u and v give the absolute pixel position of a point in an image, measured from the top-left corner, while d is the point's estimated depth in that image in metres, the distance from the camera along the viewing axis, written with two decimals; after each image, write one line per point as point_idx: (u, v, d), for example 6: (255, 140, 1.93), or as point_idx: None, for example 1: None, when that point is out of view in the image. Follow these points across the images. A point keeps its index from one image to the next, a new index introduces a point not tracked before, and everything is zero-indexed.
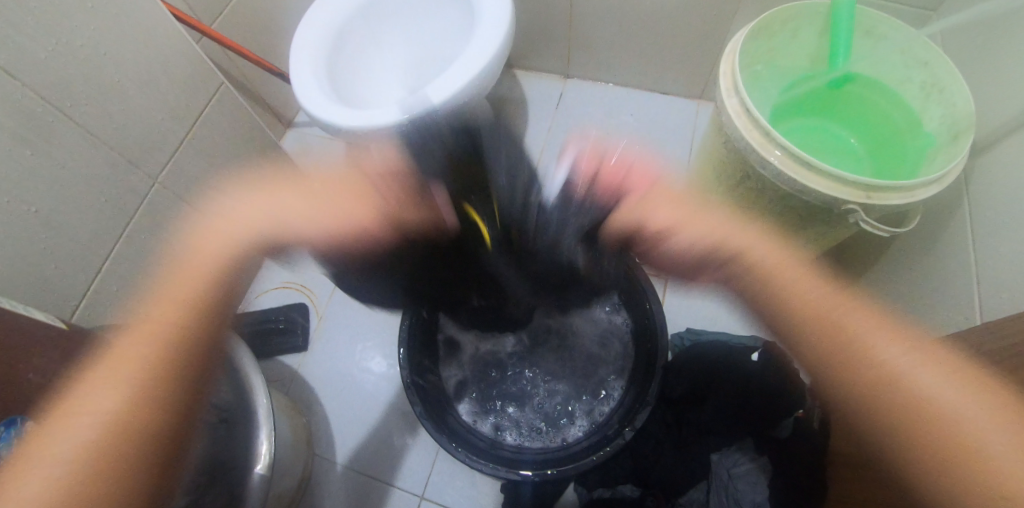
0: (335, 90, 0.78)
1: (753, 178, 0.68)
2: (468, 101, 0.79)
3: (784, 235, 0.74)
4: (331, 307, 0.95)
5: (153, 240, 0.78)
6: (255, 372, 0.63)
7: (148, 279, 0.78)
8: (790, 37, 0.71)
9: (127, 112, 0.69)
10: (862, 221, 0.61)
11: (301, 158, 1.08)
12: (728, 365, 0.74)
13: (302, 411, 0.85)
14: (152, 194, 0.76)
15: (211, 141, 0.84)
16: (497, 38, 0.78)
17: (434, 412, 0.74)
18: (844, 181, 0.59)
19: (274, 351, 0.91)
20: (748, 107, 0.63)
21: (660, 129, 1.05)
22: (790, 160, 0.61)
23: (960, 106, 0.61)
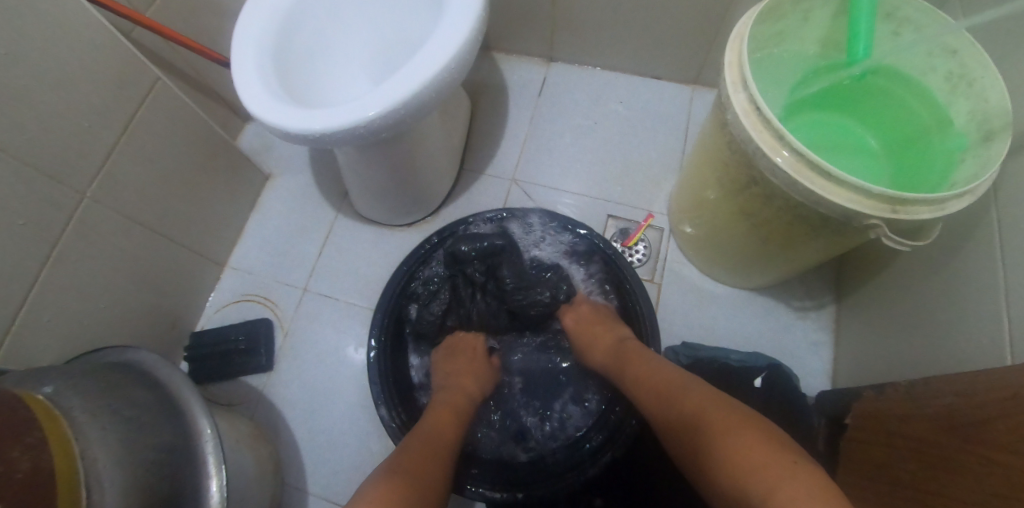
0: (285, 85, 0.68)
1: (760, 184, 0.61)
2: (439, 96, 0.70)
3: (790, 241, 0.67)
4: (297, 320, 0.88)
5: (92, 260, 0.69)
6: (199, 406, 0.57)
7: (86, 305, 0.69)
8: (801, 20, 0.63)
9: (43, 121, 0.60)
10: (884, 237, 0.54)
11: (261, 155, 0.98)
12: (729, 390, 0.68)
13: (267, 438, 0.79)
14: (81, 210, 0.67)
15: (151, 146, 0.74)
16: (469, 24, 0.69)
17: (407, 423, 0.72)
18: (866, 193, 0.52)
19: (236, 372, 0.83)
20: (758, 104, 0.55)
21: (652, 117, 0.96)
22: (804, 167, 0.53)
23: (994, 101, 0.54)
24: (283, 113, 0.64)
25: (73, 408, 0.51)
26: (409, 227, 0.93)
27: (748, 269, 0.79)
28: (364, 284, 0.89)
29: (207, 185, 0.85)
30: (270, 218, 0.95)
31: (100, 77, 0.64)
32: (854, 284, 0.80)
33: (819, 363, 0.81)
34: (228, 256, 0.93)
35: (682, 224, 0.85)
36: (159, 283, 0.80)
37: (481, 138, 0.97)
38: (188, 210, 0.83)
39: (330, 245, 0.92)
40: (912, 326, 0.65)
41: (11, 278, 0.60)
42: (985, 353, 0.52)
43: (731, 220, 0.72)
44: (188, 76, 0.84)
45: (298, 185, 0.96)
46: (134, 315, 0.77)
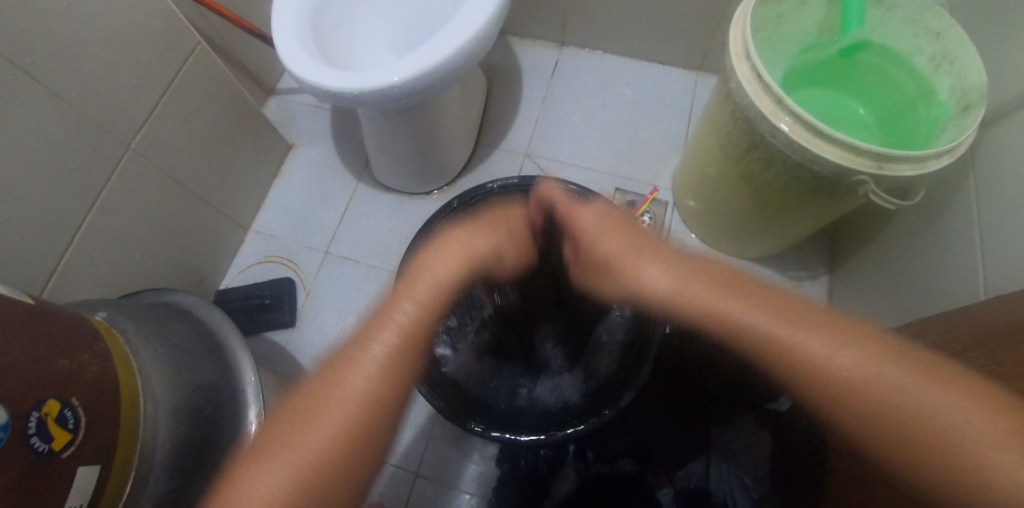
0: (320, 51, 0.72)
1: (760, 148, 0.66)
2: (464, 66, 0.74)
3: (788, 206, 0.72)
4: (318, 282, 0.92)
5: (132, 212, 0.73)
6: (240, 349, 0.63)
7: (123, 253, 0.73)
8: (801, 2, 0.68)
9: (95, 73, 0.64)
10: (873, 193, 0.59)
11: (284, 127, 1.03)
12: None
13: (290, 390, 0.82)
14: (125, 161, 0.71)
15: (188, 107, 0.78)
16: (494, 3, 0.75)
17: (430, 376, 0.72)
18: (858, 151, 0.57)
19: (260, 328, 0.87)
20: (761, 73, 0.60)
21: (659, 100, 1.02)
22: (801, 128, 0.59)
23: (972, 77, 0.59)
24: (320, 74, 0.68)
25: (127, 332, 0.55)
26: (427, 197, 0.97)
27: (747, 239, 0.84)
28: (382, 249, 0.94)
29: (235, 150, 0.89)
30: (292, 186, 0.99)
31: (150, 38, 0.69)
32: (846, 254, 0.85)
33: None
34: (252, 220, 0.97)
35: (685, 198, 0.90)
36: (190, 241, 0.84)
37: (495, 115, 1.02)
38: (217, 172, 0.87)
39: (350, 212, 0.96)
40: (899, 284, 0.70)
41: (61, 219, 0.64)
42: (964, 298, 0.58)
43: (733, 188, 0.77)
44: (221, 45, 0.89)
45: (320, 156, 1.01)
46: (164, 269, 0.81)
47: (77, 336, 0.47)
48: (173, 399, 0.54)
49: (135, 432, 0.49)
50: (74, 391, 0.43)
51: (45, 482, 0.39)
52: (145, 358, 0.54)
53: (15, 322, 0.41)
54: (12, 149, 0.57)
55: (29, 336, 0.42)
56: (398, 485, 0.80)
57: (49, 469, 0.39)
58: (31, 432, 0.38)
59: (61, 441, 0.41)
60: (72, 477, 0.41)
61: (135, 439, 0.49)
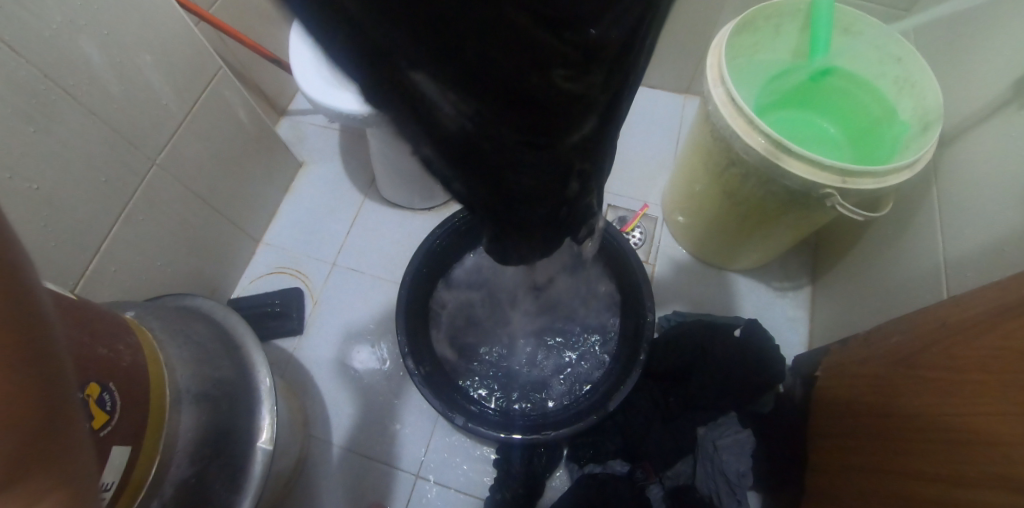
0: None
1: (737, 164, 0.72)
2: None
3: (766, 220, 0.78)
4: (325, 291, 0.96)
5: (153, 221, 0.78)
6: (256, 351, 0.66)
7: (144, 261, 0.78)
8: (773, 32, 0.75)
9: (128, 93, 0.70)
10: (839, 205, 0.65)
11: (296, 146, 1.09)
12: (712, 344, 0.76)
13: (296, 393, 0.86)
14: (151, 175, 0.76)
15: (208, 125, 0.84)
16: None
17: (430, 380, 0.77)
18: (821, 166, 0.62)
19: (269, 335, 0.92)
20: (734, 97, 0.66)
21: (648, 121, 1.09)
22: (771, 146, 0.64)
23: (931, 99, 0.65)
24: (334, 96, 0.75)
25: (154, 329, 0.59)
26: (429, 211, 1.03)
27: (732, 250, 0.90)
28: (387, 259, 0.99)
29: (249, 166, 0.95)
30: (302, 201, 1.04)
31: (177, 62, 0.75)
32: (827, 264, 0.90)
33: (796, 335, 0.90)
34: (263, 233, 1.02)
35: (673, 213, 0.95)
36: (205, 250, 0.89)
37: None
38: (233, 186, 0.92)
39: (357, 226, 1.01)
40: (873, 290, 0.75)
41: (91, 227, 0.69)
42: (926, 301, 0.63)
43: (717, 203, 0.82)
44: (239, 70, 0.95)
45: (329, 172, 1.07)
46: (181, 276, 0.86)
47: (113, 327, 0.52)
48: (195, 391, 0.58)
49: (162, 420, 0.53)
50: (111, 377, 0.47)
51: None
52: (172, 354, 0.59)
53: (62, 312, 0.46)
54: (52, 162, 0.63)
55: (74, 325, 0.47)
56: (399, 486, 0.83)
57: None
58: None
59: (99, 420, 0.45)
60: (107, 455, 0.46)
61: (161, 426, 0.53)
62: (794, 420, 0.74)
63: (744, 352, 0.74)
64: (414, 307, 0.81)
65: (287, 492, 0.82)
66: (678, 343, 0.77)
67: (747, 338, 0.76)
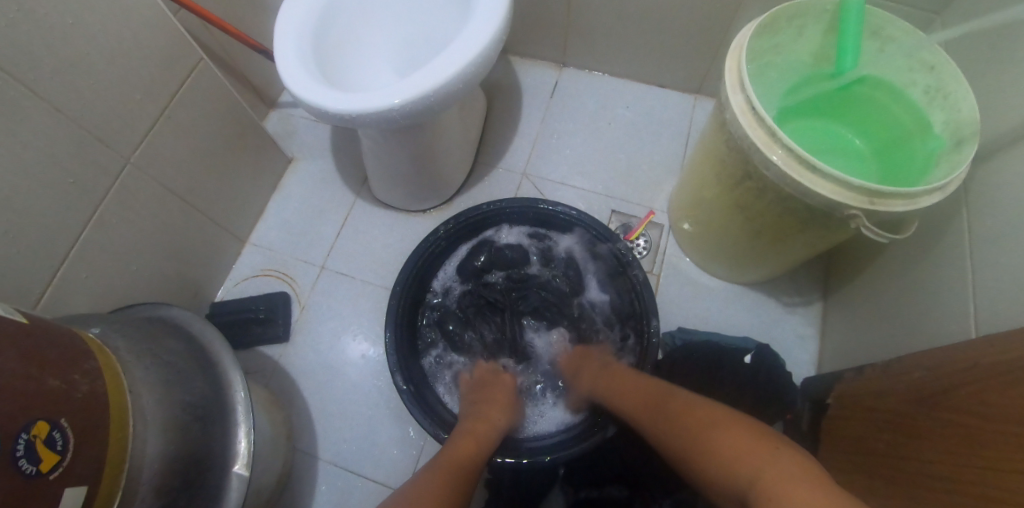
0: (321, 70, 0.73)
1: (753, 179, 0.66)
2: (464, 88, 0.75)
3: (781, 236, 0.73)
4: (314, 296, 0.92)
5: (129, 224, 0.74)
6: (233, 366, 0.61)
7: (119, 266, 0.73)
8: (795, 34, 0.70)
9: (99, 89, 0.65)
10: (864, 228, 0.60)
11: (285, 140, 1.03)
12: (720, 368, 0.73)
13: (282, 405, 0.82)
14: (124, 175, 0.71)
15: (189, 121, 0.79)
16: (499, 23, 0.75)
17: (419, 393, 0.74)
18: (846, 185, 0.57)
19: (253, 342, 0.87)
20: (755, 106, 0.61)
21: (656, 123, 1.03)
22: (792, 161, 0.59)
23: (965, 112, 0.60)
24: (320, 94, 0.69)
25: (119, 349, 0.55)
26: (423, 214, 0.98)
27: (741, 264, 0.85)
28: (379, 264, 0.94)
29: (234, 164, 0.90)
30: (290, 200, 0.99)
31: (152, 53, 0.70)
32: (840, 282, 0.86)
33: (805, 354, 0.86)
34: (249, 233, 0.97)
35: (680, 221, 0.91)
36: (186, 253, 0.84)
37: (495, 133, 1.03)
38: (217, 186, 0.87)
39: (348, 227, 0.97)
40: (892, 315, 0.70)
41: (58, 232, 0.64)
42: (952, 334, 0.58)
43: (728, 217, 0.77)
44: (224, 60, 0.89)
45: (319, 170, 1.01)
46: (160, 280, 0.81)
47: (70, 352, 0.47)
48: (163, 419, 0.54)
49: (123, 452, 0.49)
50: (63, 412, 0.43)
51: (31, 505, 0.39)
52: (137, 377, 0.54)
53: (6, 342, 0.42)
54: (14, 164, 0.58)
55: (20, 356, 0.42)
56: None
57: (35, 492, 0.40)
58: (18, 454, 0.39)
59: (48, 463, 0.41)
60: (58, 499, 0.42)
61: (123, 461, 0.49)
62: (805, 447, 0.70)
63: (753, 380, 0.71)
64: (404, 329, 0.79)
65: None
66: (683, 365, 0.74)
67: (757, 365, 0.73)
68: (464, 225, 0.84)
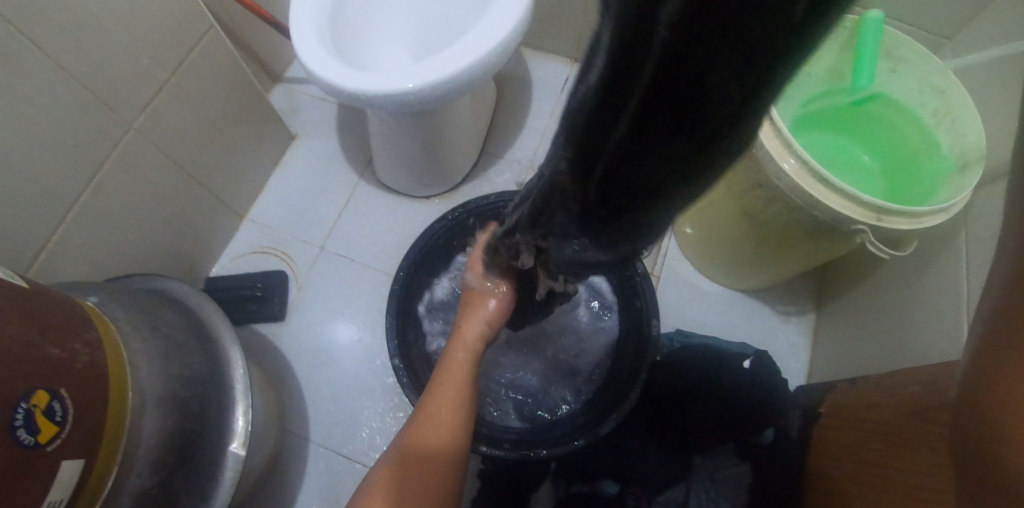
0: (337, 48, 0.72)
1: (764, 187, 0.67)
2: (481, 77, 0.74)
3: (784, 246, 0.74)
4: (311, 277, 0.90)
5: (127, 190, 0.71)
6: (231, 342, 0.62)
7: (115, 234, 0.71)
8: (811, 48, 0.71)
9: (107, 50, 0.63)
10: (869, 243, 0.61)
11: (288, 116, 1.01)
12: (715, 374, 0.74)
13: (274, 385, 0.81)
14: (125, 140, 0.69)
15: (195, 88, 0.77)
16: (518, 14, 0.75)
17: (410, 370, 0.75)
18: (857, 200, 0.58)
19: (247, 319, 0.86)
20: (772, 116, 0.61)
21: None
22: (806, 173, 0.60)
23: (971, 137, 0.62)
24: (336, 72, 0.68)
25: (118, 320, 0.54)
26: (427, 201, 0.97)
27: (740, 271, 0.86)
28: (379, 248, 0.93)
29: (237, 136, 0.88)
30: (291, 177, 0.98)
31: (164, 16, 0.68)
32: (836, 294, 0.87)
33: (796, 363, 0.88)
34: (248, 209, 0.95)
35: (682, 224, 0.92)
36: (183, 225, 0.82)
37: (502, 125, 1.02)
38: (217, 157, 0.85)
39: (349, 209, 0.95)
40: (887, 329, 0.72)
41: (56, 195, 0.62)
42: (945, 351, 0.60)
43: (733, 224, 0.78)
44: (232, 29, 0.87)
45: (323, 149, 0.99)
46: (155, 251, 0.79)
47: (70, 320, 0.46)
48: (161, 394, 0.53)
49: (121, 424, 0.48)
50: (63, 382, 0.42)
51: (28, 476, 0.38)
52: (137, 350, 0.53)
53: (8, 306, 0.40)
54: (16, 121, 0.56)
55: (21, 322, 0.41)
56: None
57: (33, 463, 0.38)
58: (17, 422, 0.37)
59: (48, 433, 0.40)
60: (55, 471, 0.40)
61: (121, 436, 0.48)
62: (794, 455, 0.67)
63: (750, 387, 0.73)
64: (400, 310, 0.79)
65: (258, 489, 0.78)
66: (681, 368, 0.76)
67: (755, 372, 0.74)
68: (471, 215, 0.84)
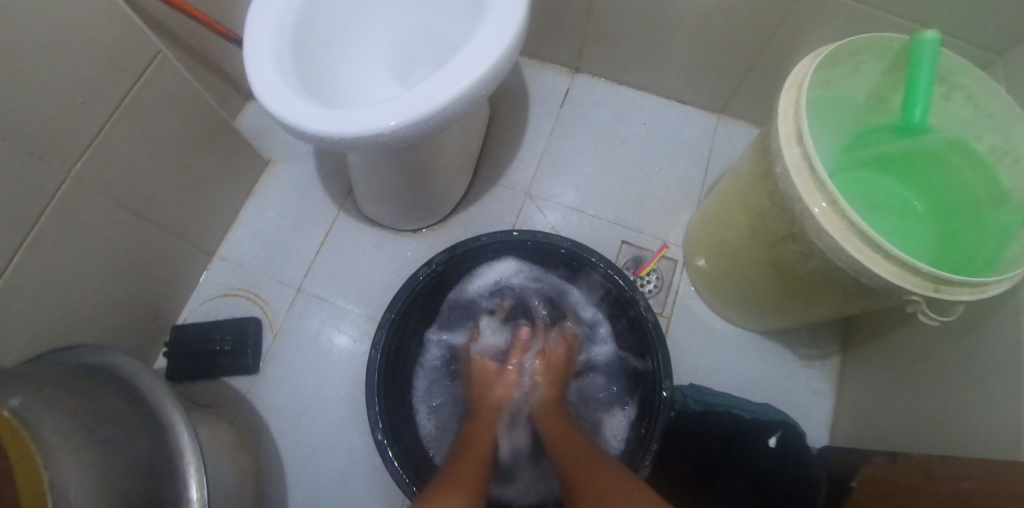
0: (303, 79, 0.62)
1: (798, 241, 0.58)
2: (469, 108, 0.64)
3: (815, 299, 0.65)
4: (287, 322, 0.82)
5: (73, 245, 0.63)
6: (183, 430, 0.52)
7: (64, 296, 0.63)
8: (852, 72, 0.61)
9: (32, 94, 0.53)
10: (922, 313, 0.52)
11: (260, 139, 0.92)
12: (738, 447, 0.68)
13: (248, 448, 0.74)
14: (63, 192, 0.60)
15: (146, 122, 0.68)
16: (508, 35, 0.64)
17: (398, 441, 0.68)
18: (915, 269, 0.49)
19: (218, 373, 0.78)
20: (813, 164, 0.52)
21: (675, 144, 0.93)
22: (852, 234, 0.51)
23: None
24: (296, 110, 0.58)
25: (42, 430, 0.47)
26: (413, 234, 0.88)
27: (761, 316, 0.78)
28: (363, 288, 0.84)
29: (200, 170, 0.79)
30: (265, 208, 0.89)
31: (98, 46, 0.58)
32: (864, 338, 0.79)
33: (819, 412, 0.80)
34: (218, 246, 0.87)
35: (694, 256, 0.83)
36: (144, 274, 0.74)
37: (496, 145, 0.93)
38: (178, 195, 0.76)
39: (328, 244, 0.87)
40: (927, 391, 0.64)
41: None
42: (996, 440, 0.52)
43: (755, 271, 0.70)
44: (189, 49, 0.77)
45: (299, 176, 0.90)
46: (114, 306, 0.71)
47: None
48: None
49: None
50: None
51: None
52: (62, 464, 0.47)
53: None
54: None
55: None
56: None
57: None
58: None
59: None
60: None
61: None
62: None
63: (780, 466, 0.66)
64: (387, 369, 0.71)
65: None
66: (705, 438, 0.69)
67: (784, 450, 0.67)
68: (464, 260, 0.78)
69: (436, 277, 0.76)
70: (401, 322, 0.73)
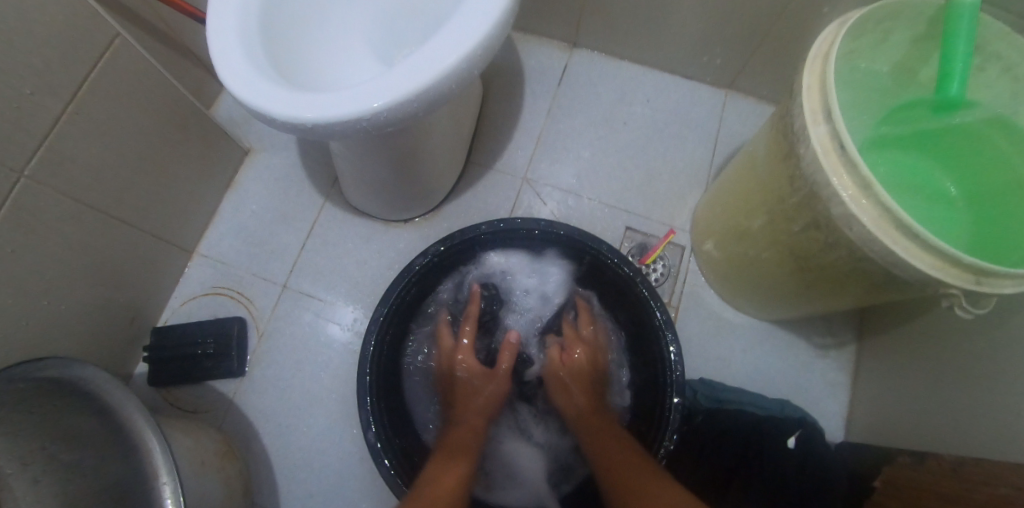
0: (275, 62, 0.57)
1: (823, 229, 0.53)
2: (458, 88, 0.58)
3: (837, 290, 0.61)
4: (274, 322, 0.78)
5: (34, 250, 0.58)
6: (157, 449, 0.48)
7: (28, 305, 0.58)
8: (877, 40, 0.56)
9: None
10: (959, 306, 0.48)
11: (239, 127, 0.86)
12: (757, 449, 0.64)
13: (237, 455, 0.70)
14: (17, 192, 0.55)
15: (107, 111, 0.62)
16: (497, 8, 0.58)
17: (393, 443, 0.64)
18: (956, 260, 0.45)
19: (202, 378, 0.74)
20: (843, 144, 0.47)
21: (681, 123, 0.88)
22: (887, 222, 0.46)
23: None
24: (267, 96, 0.52)
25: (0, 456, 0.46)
26: (404, 224, 0.83)
27: (774, 306, 0.73)
28: (353, 283, 0.80)
29: (173, 162, 0.73)
30: (247, 201, 0.84)
31: (45, 30, 0.52)
32: (883, 327, 0.75)
33: (835, 405, 0.77)
34: (198, 242, 0.82)
35: (703, 242, 0.78)
36: (117, 276, 0.70)
37: (490, 128, 0.87)
38: (149, 190, 0.71)
39: (315, 238, 0.82)
40: (955, 385, 0.60)
41: None
42: None
43: (771, 260, 0.65)
44: (152, 31, 0.71)
45: (282, 166, 0.85)
46: (86, 311, 0.66)
47: None
48: None
49: None
50: None
51: None
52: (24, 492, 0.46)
53: None
54: None
55: None
56: None
57: None
58: None
59: None
60: None
61: None
62: None
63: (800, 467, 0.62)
64: (381, 364, 0.67)
65: None
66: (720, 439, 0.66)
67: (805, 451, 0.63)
68: (463, 245, 0.72)
69: (429, 266, 0.71)
70: (395, 315, 0.69)
